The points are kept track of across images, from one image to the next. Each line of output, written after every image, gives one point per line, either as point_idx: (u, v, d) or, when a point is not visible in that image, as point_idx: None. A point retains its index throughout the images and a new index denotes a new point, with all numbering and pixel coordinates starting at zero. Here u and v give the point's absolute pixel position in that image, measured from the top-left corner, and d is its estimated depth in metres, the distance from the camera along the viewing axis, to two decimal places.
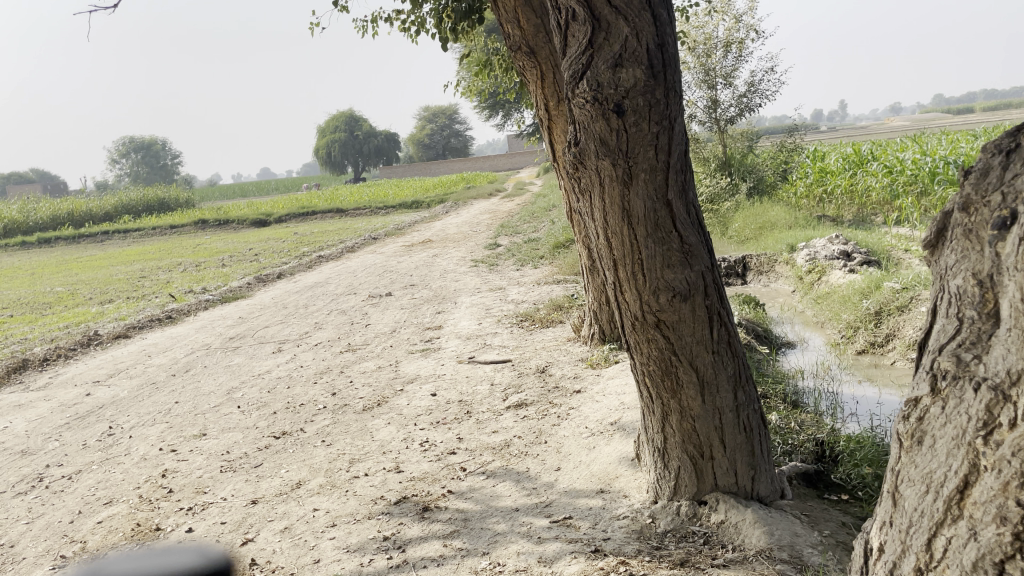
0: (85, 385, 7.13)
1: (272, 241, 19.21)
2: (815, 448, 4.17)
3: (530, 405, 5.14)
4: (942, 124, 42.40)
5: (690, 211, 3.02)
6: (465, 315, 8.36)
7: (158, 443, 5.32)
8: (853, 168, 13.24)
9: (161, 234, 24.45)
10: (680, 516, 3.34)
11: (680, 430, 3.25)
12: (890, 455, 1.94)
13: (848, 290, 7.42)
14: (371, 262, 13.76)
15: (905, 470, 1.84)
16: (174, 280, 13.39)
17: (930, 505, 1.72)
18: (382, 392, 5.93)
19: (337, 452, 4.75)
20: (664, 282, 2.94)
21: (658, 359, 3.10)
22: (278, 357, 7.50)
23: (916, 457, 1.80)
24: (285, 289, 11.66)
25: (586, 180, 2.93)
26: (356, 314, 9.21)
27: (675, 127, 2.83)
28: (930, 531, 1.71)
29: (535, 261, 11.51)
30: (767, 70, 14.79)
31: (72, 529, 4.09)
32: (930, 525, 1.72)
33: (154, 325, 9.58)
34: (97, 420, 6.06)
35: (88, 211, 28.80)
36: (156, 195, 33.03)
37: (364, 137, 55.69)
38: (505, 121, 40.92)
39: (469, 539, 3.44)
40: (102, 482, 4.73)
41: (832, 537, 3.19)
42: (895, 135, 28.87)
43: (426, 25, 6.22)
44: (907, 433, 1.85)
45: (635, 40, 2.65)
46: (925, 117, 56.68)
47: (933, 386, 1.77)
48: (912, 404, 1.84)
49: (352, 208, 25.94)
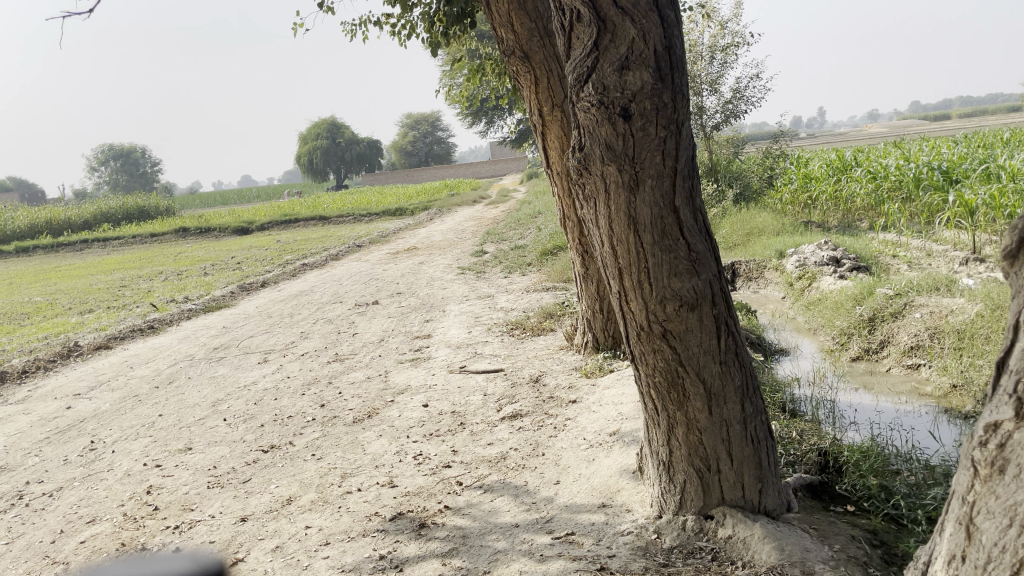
0: (66, 398, 6.96)
1: (254, 249, 19.01)
2: (818, 459, 4.11)
3: (525, 416, 5.04)
4: (918, 130, 42.83)
5: (698, 218, 2.93)
6: (454, 324, 8.26)
7: (142, 458, 5.18)
8: (836, 175, 13.25)
9: (141, 242, 24.15)
10: (686, 532, 3.25)
11: (687, 443, 3.17)
12: (962, 482, 1.89)
13: (840, 297, 7.37)
14: (356, 270, 13.61)
15: (982, 501, 1.78)
16: (155, 289, 13.18)
17: (1014, 539, 1.67)
18: (372, 403, 5.80)
19: (328, 466, 4.63)
20: (671, 291, 2.86)
21: (664, 369, 3.02)
22: (264, 368, 7.35)
23: (997, 487, 1.74)
24: (269, 298, 11.49)
25: (590, 186, 2.86)
26: (342, 323, 9.08)
27: (682, 132, 2.75)
28: (1013, 568, 1.66)
29: (522, 268, 11.43)
30: (752, 77, 14.81)
31: (54, 550, 3.94)
32: (1014, 561, 1.66)
33: (135, 336, 9.40)
34: (78, 434, 5.89)
35: (66, 220, 28.49)
36: (136, 203, 32.67)
37: (346, 144, 55.46)
38: (487, 128, 40.84)
39: (469, 557, 3.34)
40: (85, 499, 4.58)
41: (843, 551, 3.11)
42: (874, 143, 29.06)
43: (417, 30, 6.14)
44: (985, 461, 1.79)
45: (642, 41, 2.57)
46: (904, 124, 57.22)
47: (1018, 410, 1.71)
48: (992, 429, 1.78)
49: (334, 215, 25.72)
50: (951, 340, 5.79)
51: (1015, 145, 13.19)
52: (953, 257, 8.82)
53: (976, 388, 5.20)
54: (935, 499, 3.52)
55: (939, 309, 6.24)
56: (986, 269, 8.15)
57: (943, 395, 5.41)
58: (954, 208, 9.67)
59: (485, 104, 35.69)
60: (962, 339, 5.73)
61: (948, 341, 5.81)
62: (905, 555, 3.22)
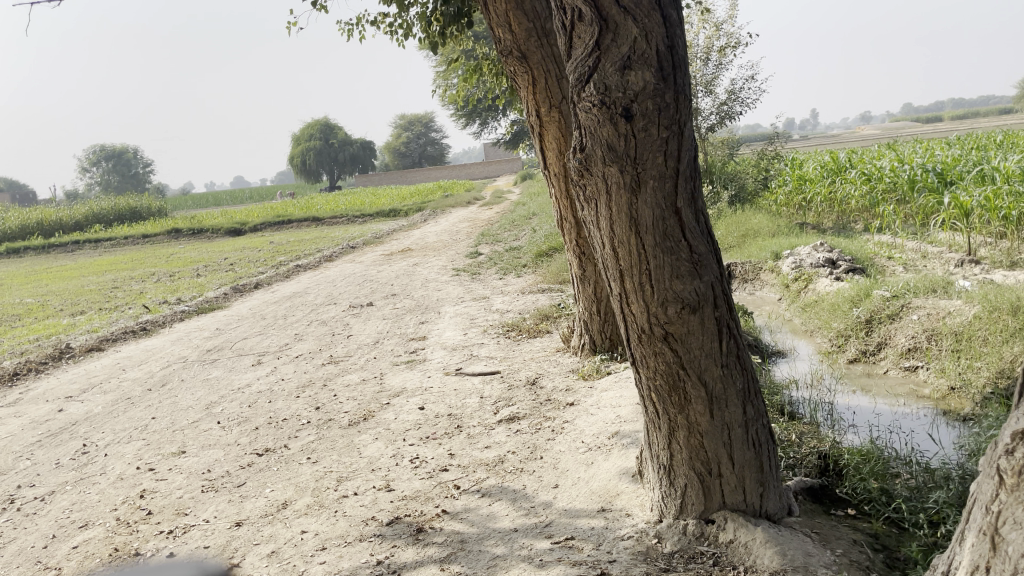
0: (57, 401, 6.89)
1: (248, 250, 18.91)
2: (818, 462, 4.09)
3: (523, 419, 5.00)
4: (911, 132, 42.99)
5: (700, 219, 2.90)
6: (449, 326, 8.23)
7: (135, 462, 5.12)
8: (831, 176, 13.25)
9: (133, 243, 24.06)
10: (687, 536, 3.22)
11: (688, 447, 3.14)
12: (988, 490, 1.89)
13: (837, 299, 7.36)
14: (350, 271, 13.55)
15: (1010, 510, 1.78)
16: (148, 290, 13.12)
17: None
18: (368, 406, 5.76)
19: (323, 469, 4.58)
20: (673, 294, 2.83)
21: (665, 372, 2.99)
22: (258, 370, 7.31)
23: None
24: (262, 299, 11.42)
25: (591, 188, 2.83)
26: (337, 325, 9.04)
27: (684, 133, 2.72)
28: None
29: (517, 270, 11.39)
30: (747, 79, 14.82)
31: (46, 555, 3.89)
32: None
33: (128, 337, 9.34)
34: (70, 438, 5.83)
35: (58, 220, 28.37)
36: (128, 204, 32.50)
37: (340, 145, 55.34)
38: (481, 129, 40.82)
39: (468, 563, 3.30)
40: (77, 504, 4.52)
41: (846, 556, 3.08)
42: (867, 145, 29.10)
43: (413, 29, 6.11)
44: (1013, 470, 1.79)
45: (644, 41, 2.54)
46: (896, 126, 57.40)
47: None
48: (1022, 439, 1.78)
49: (328, 216, 25.64)
50: (948, 342, 5.78)
51: (1009, 148, 13.22)
52: (949, 259, 8.82)
53: (974, 390, 5.19)
54: (937, 502, 3.50)
55: (936, 310, 6.23)
56: (981, 271, 8.15)
57: (941, 398, 5.40)
58: (949, 210, 9.67)
59: (479, 104, 35.66)
60: (959, 341, 5.73)
61: (946, 343, 5.80)
62: (907, 559, 3.19)
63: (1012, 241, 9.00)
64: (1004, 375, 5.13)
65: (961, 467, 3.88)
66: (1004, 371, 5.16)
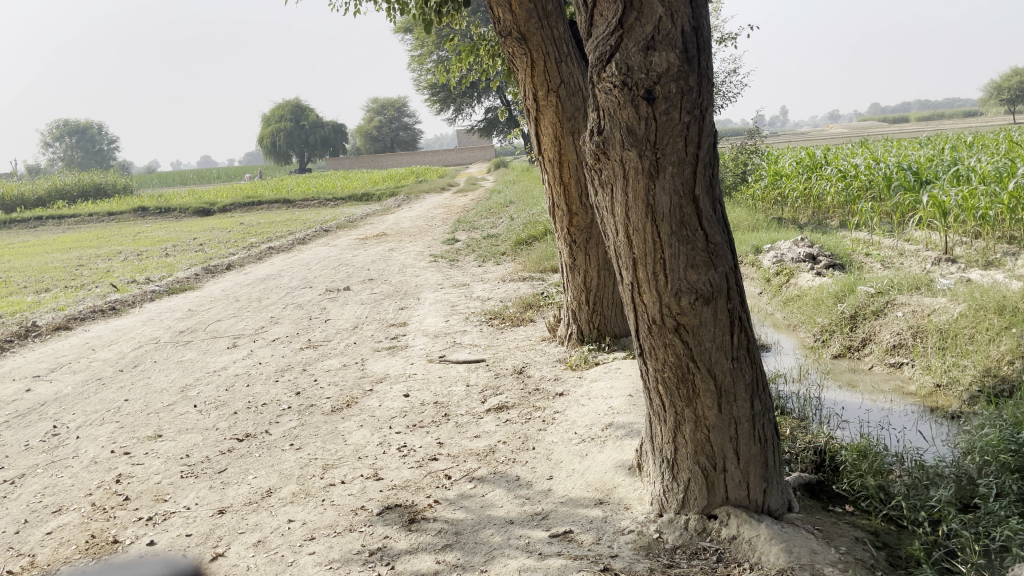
0: (24, 380, 6.66)
1: (217, 231, 18.58)
2: (814, 458, 4.06)
3: (512, 409, 4.92)
4: (878, 132, 43.44)
5: (717, 207, 2.82)
6: (430, 312, 8.10)
7: (109, 445, 4.95)
8: (807, 172, 13.30)
9: (98, 220, 23.52)
10: (689, 531, 3.16)
11: (693, 441, 3.08)
12: None
13: (820, 294, 7.34)
14: (324, 255, 13.33)
15: None
16: (115, 269, 12.82)
17: None
18: (350, 392, 5.63)
19: (308, 457, 4.46)
20: (687, 284, 2.75)
21: (674, 364, 2.92)
22: (234, 353, 7.13)
23: None
24: (235, 281, 11.19)
25: (608, 172, 2.76)
26: (314, 309, 8.87)
27: (707, 117, 2.62)
28: None
29: (496, 258, 11.28)
30: (728, 74, 14.91)
31: (18, 541, 3.73)
32: None
33: (97, 317, 9.09)
34: (38, 419, 5.63)
35: (20, 196, 27.72)
36: (93, 181, 31.75)
37: (312, 127, 54.60)
38: (453, 116, 40.50)
39: (464, 554, 3.22)
40: (49, 488, 4.35)
41: (850, 554, 3.03)
42: (835, 143, 29.31)
43: (408, 6, 5.96)
44: None
45: (669, 21, 2.46)
46: (864, 125, 57.85)
47: None
48: None
49: (299, 198, 25.29)
50: (934, 340, 5.80)
51: (980, 149, 13.33)
52: (925, 257, 8.86)
53: (961, 388, 5.21)
54: (936, 500, 3.47)
55: (921, 308, 6.24)
56: (958, 269, 8.22)
57: (927, 395, 5.42)
58: (926, 208, 9.72)
59: (454, 89, 35.28)
60: (945, 339, 5.75)
61: (932, 341, 5.81)
62: (909, 556, 3.17)
63: (987, 240, 9.04)
64: (990, 374, 5.15)
65: (955, 464, 3.86)
66: (991, 370, 5.18)
